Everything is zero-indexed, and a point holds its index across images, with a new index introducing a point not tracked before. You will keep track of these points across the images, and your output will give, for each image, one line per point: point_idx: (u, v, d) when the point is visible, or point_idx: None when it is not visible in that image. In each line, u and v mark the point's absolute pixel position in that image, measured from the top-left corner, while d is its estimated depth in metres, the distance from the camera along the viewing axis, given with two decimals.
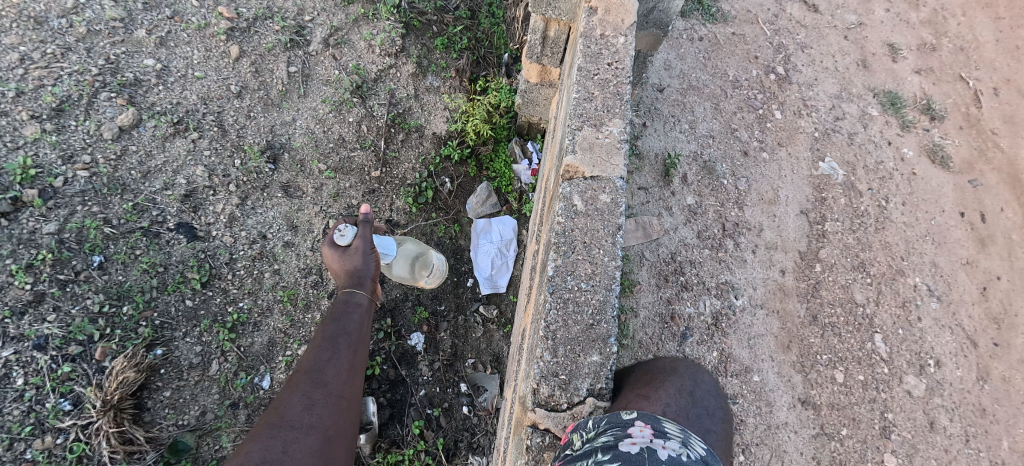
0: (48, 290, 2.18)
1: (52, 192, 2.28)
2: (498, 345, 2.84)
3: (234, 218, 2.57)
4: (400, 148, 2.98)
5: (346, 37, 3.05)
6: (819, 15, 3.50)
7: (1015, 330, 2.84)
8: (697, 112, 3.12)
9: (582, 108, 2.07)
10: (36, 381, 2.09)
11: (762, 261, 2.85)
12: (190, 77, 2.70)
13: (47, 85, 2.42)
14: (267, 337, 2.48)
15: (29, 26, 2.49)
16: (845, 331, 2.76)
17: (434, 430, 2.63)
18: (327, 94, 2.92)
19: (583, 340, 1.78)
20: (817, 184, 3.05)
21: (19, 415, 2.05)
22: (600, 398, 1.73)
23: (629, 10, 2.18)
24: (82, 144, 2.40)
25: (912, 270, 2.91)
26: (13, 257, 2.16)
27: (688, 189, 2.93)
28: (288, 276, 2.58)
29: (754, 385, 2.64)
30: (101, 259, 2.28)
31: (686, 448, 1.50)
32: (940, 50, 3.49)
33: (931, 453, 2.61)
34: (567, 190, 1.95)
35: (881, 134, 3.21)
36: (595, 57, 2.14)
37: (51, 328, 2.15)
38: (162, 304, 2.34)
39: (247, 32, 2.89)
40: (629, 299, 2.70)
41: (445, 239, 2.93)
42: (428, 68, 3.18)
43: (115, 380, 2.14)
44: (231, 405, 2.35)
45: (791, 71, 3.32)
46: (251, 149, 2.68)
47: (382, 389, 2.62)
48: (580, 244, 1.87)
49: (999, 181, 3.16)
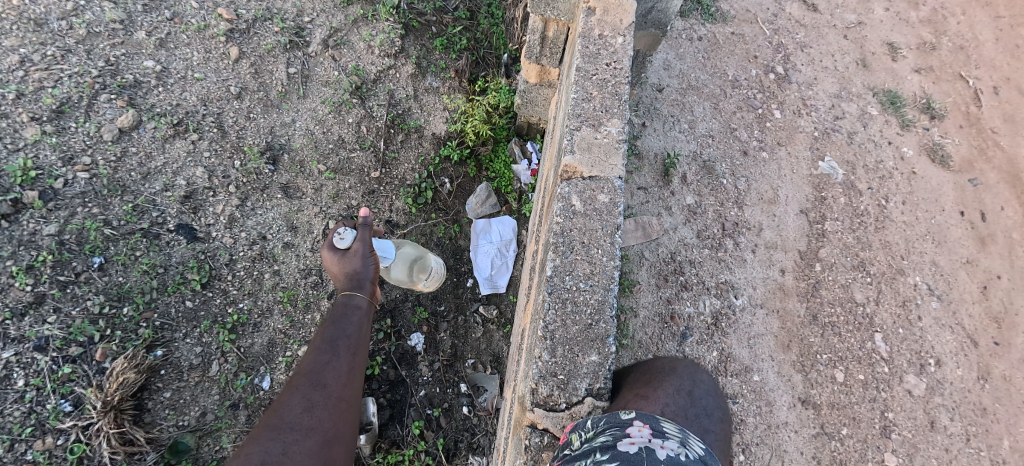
0: (48, 291, 2.19)
1: (52, 193, 2.29)
2: (498, 346, 2.84)
3: (235, 219, 2.57)
4: (400, 149, 2.98)
5: (346, 38, 3.06)
6: (819, 15, 3.50)
7: (1016, 329, 2.83)
8: (697, 112, 3.12)
9: (581, 108, 2.07)
10: (36, 382, 2.09)
11: (761, 261, 2.85)
12: (190, 79, 2.70)
13: (47, 87, 2.43)
14: (267, 338, 2.49)
15: (29, 28, 2.50)
16: (845, 331, 2.76)
17: (434, 430, 2.64)
18: (327, 94, 2.93)
19: (582, 339, 1.78)
20: (817, 183, 3.05)
21: (20, 416, 2.05)
22: (599, 397, 1.73)
23: (628, 9, 2.18)
24: (82, 145, 2.41)
25: (912, 270, 2.90)
26: (14, 259, 2.17)
27: (688, 189, 2.93)
28: (288, 277, 2.59)
29: (754, 384, 2.64)
30: (101, 260, 2.29)
31: (685, 448, 1.50)
32: (940, 49, 3.48)
33: (931, 453, 2.60)
34: (566, 189, 1.95)
35: (881, 133, 3.20)
36: (594, 57, 2.14)
37: (51, 329, 2.15)
38: (163, 305, 2.34)
39: (247, 33, 2.90)
40: (629, 299, 2.70)
41: (445, 240, 2.93)
42: (428, 68, 3.18)
43: (115, 381, 2.14)
44: (231, 406, 2.35)
45: (790, 71, 3.32)
46: (251, 150, 2.69)
47: (382, 390, 2.62)
48: (579, 244, 1.87)
49: (999, 181, 3.15)
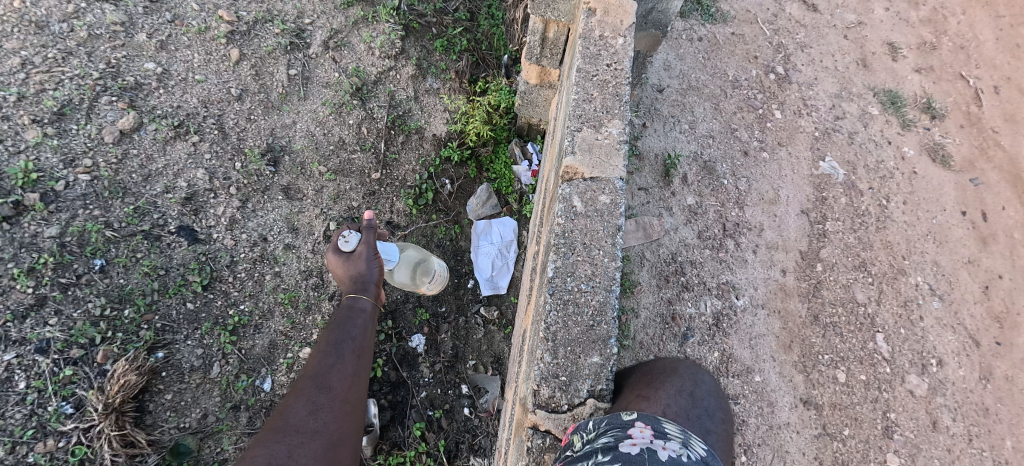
0: (50, 293, 2.19)
1: (53, 195, 2.29)
2: (499, 347, 2.83)
3: (235, 221, 2.57)
4: (400, 150, 2.98)
5: (346, 40, 3.06)
6: (818, 15, 3.50)
7: (1018, 329, 2.83)
8: (697, 112, 3.12)
9: (581, 109, 2.07)
10: (37, 384, 2.09)
11: (762, 261, 2.84)
12: (191, 81, 2.71)
13: (48, 90, 2.43)
14: (268, 340, 2.48)
15: (30, 31, 2.50)
16: (846, 331, 2.76)
17: (435, 432, 2.63)
18: (327, 96, 2.93)
19: (583, 340, 1.78)
20: (817, 183, 3.05)
21: (21, 419, 2.05)
22: (600, 399, 1.73)
23: (628, 11, 2.18)
24: (83, 148, 2.41)
25: (913, 270, 2.90)
26: (15, 261, 2.17)
27: (689, 189, 2.93)
28: (288, 279, 2.58)
29: (756, 385, 2.64)
30: (102, 262, 2.29)
31: (687, 449, 1.50)
32: (940, 49, 3.48)
33: (933, 453, 2.60)
34: (567, 190, 1.95)
35: (881, 133, 3.20)
36: (594, 58, 2.14)
37: (52, 332, 2.15)
38: (163, 307, 2.34)
39: (247, 35, 2.90)
40: (630, 299, 2.70)
41: (445, 241, 2.93)
42: (428, 69, 3.18)
43: (116, 383, 2.14)
44: (232, 408, 2.35)
45: (790, 71, 3.32)
46: (252, 152, 2.69)
47: (382, 391, 2.62)
48: (580, 245, 1.87)
49: (1000, 180, 3.15)
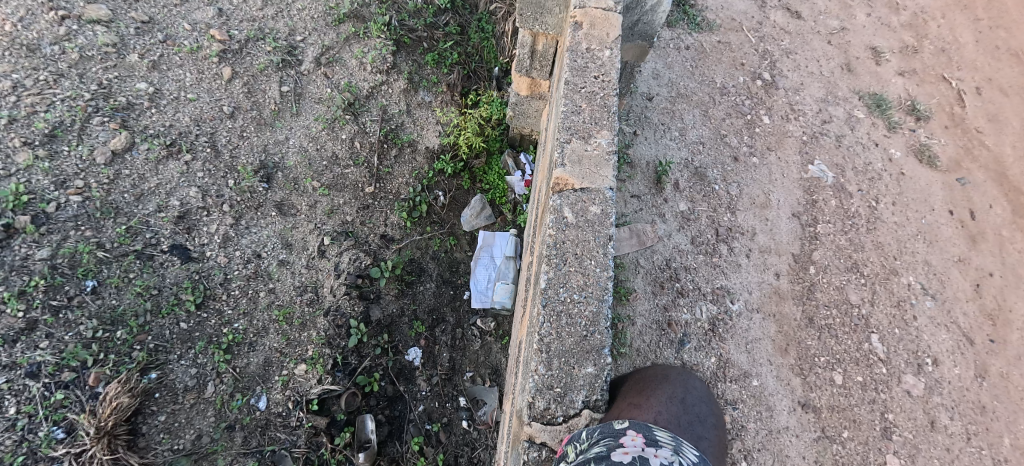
0: (41, 316, 2.17)
1: (45, 217, 2.29)
2: (497, 357, 2.82)
3: (229, 238, 2.57)
4: (393, 164, 3.00)
5: (338, 56, 3.09)
6: (802, 22, 3.57)
7: (1010, 325, 2.85)
8: (687, 119, 3.16)
9: (570, 121, 2.08)
10: (28, 409, 2.07)
11: (756, 265, 2.86)
12: (183, 99, 2.72)
13: (39, 112, 2.43)
14: (263, 357, 2.45)
15: (22, 54, 2.51)
16: (842, 333, 2.77)
17: (434, 446, 2.61)
18: (320, 111, 2.95)
19: (577, 351, 1.78)
20: (807, 186, 3.08)
21: (12, 444, 2.02)
22: (595, 410, 1.73)
23: (614, 24, 2.22)
24: (75, 169, 2.40)
25: (905, 270, 2.92)
26: (6, 285, 2.16)
27: (681, 196, 2.95)
28: (283, 295, 2.57)
29: (754, 389, 2.63)
30: (94, 283, 2.28)
31: (679, 455, 1.46)
32: (922, 52, 3.54)
33: (932, 453, 2.59)
34: (557, 202, 1.96)
35: (868, 136, 3.25)
36: (582, 70, 2.16)
37: (44, 355, 2.13)
38: (157, 327, 2.32)
39: (239, 53, 2.92)
40: (626, 306, 2.70)
41: (441, 253, 2.94)
42: (420, 83, 3.22)
43: (108, 406, 2.12)
44: (227, 427, 2.32)
45: (777, 77, 3.37)
46: (245, 169, 2.69)
47: (380, 406, 2.59)
48: (572, 256, 1.87)
49: (986, 179, 3.18)
